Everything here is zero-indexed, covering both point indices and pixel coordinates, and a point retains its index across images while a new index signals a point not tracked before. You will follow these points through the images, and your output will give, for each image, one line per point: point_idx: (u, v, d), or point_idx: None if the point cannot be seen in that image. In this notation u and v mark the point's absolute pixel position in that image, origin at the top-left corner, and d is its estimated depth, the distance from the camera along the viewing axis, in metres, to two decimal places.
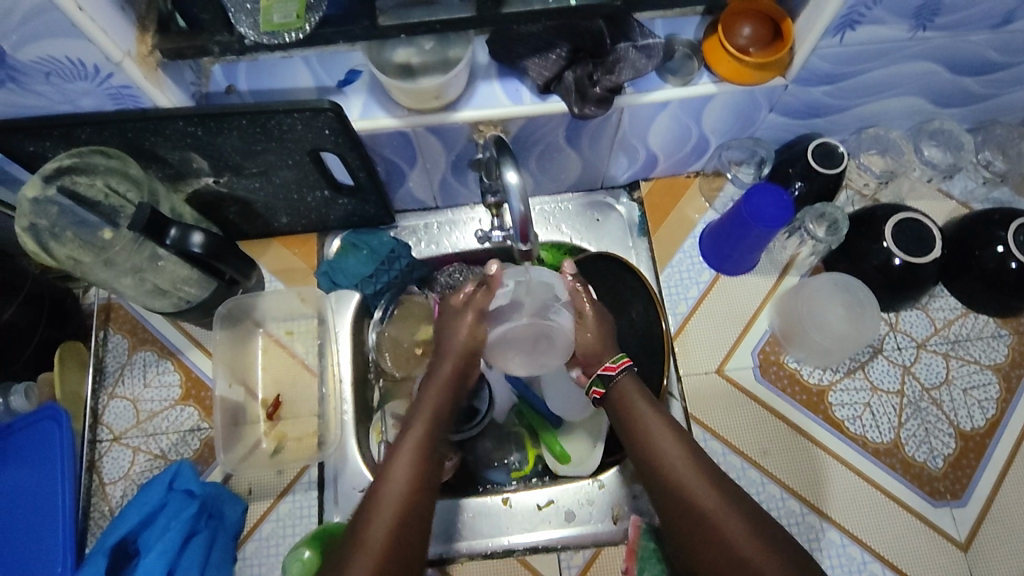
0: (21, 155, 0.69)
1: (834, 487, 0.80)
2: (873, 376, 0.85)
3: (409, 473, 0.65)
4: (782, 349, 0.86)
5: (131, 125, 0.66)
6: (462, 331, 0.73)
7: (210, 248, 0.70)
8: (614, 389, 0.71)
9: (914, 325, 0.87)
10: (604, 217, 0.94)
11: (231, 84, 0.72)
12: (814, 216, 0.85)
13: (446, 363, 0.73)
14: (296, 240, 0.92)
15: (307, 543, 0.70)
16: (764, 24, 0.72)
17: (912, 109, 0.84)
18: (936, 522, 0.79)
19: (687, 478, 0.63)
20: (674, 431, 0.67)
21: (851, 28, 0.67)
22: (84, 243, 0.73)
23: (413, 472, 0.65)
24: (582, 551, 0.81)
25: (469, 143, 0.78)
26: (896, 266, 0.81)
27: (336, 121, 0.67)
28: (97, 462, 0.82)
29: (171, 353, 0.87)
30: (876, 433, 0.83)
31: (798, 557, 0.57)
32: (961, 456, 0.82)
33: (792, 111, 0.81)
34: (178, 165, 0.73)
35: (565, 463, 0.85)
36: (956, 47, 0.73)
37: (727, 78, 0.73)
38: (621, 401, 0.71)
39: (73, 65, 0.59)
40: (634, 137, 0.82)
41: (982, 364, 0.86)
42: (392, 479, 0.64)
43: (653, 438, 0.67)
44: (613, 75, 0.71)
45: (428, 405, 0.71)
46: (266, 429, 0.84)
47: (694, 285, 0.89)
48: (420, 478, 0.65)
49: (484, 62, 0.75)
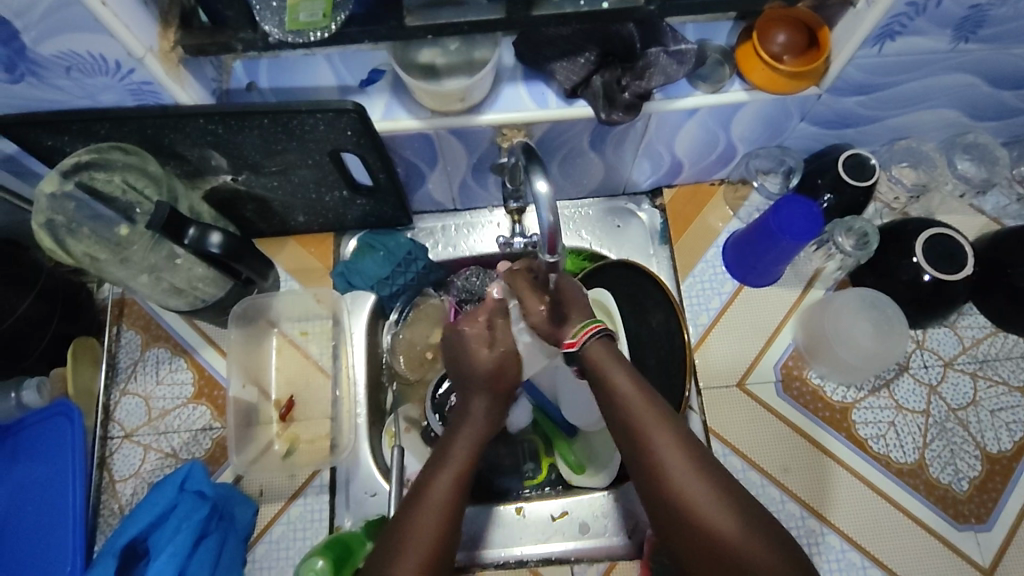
0: (39, 149, 0.68)
1: (856, 507, 0.79)
2: (898, 395, 0.83)
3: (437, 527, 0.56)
4: (805, 364, 0.84)
5: (152, 122, 0.64)
6: (498, 363, 0.65)
7: (228, 248, 0.69)
8: (585, 357, 0.63)
9: (942, 343, 0.85)
10: (625, 223, 0.92)
11: (253, 81, 0.71)
12: (843, 230, 0.83)
13: (478, 401, 0.65)
14: (312, 239, 0.91)
15: (319, 551, 0.68)
16: (800, 32, 0.69)
17: (947, 121, 0.82)
18: (959, 545, 0.77)
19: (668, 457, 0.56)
20: (664, 420, 0.58)
21: (891, 39, 0.65)
22: (100, 239, 0.71)
23: (440, 527, 0.57)
24: (596, 565, 0.80)
25: (492, 146, 0.76)
26: (925, 283, 0.79)
27: (359, 122, 0.66)
28: (108, 458, 0.82)
29: (184, 351, 0.86)
30: (900, 453, 0.81)
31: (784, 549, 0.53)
32: (986, 479, 0.80)
33: (823, 121, 0.79)
34: (196, 162, 0.72)
35: (580, 474, 0.83)
36: (998, 61, 0.71)
37: (760, 87, 0.71)
38: (593, 368, 0.62)
39: (94, 60, 0.58)
40: (660, 143, 0.80)
41: (1011, 385, 0.84)
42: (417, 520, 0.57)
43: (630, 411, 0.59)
44: (643, 81, 0.69)
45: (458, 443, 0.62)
46: (279, 430, 0.83)
47: (716, 296, 0.88)
48: (446, 527, 0.57)
49: (510, 65, 0.73)
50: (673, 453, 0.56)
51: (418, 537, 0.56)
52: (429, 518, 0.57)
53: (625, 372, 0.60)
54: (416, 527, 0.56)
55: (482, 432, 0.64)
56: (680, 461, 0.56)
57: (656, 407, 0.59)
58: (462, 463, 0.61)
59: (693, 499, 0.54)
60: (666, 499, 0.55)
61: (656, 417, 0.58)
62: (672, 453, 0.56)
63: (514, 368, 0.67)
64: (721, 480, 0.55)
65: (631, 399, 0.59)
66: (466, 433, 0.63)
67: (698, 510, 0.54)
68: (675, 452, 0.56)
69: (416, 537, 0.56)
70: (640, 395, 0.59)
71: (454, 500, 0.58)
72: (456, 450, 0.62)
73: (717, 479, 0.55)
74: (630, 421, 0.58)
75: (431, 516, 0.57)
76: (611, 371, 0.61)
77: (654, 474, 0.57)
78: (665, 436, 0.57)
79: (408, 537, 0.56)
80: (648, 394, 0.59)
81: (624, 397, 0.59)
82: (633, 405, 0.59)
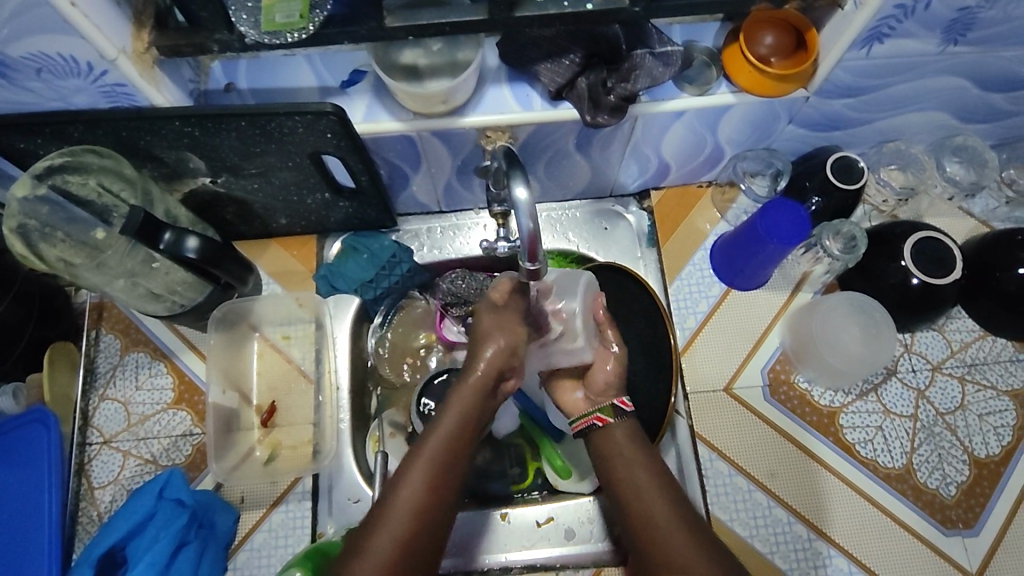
0: (12, 152, 0.66)
1: (843, 512, 0.78)
2: (886, 399, 0.83)
3: (418, 504, 0.56)
4: (792, 368, 0.84)
5: (126, 124, 0.63)
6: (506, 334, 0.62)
7: (205, 253, 0.68)
8: (603, 434, 0.65)
9: (930, 347, 0.85)
10: (612, 225, 0.91)
11: (231, 82, 0.69)
12: (831, 233, 0.82)
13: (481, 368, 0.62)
14: (295, 242, 0.90)
15: (297, 563, 0.67)
16: (788, 35, 0.69)
17: (936, 124, 0.81)
18: (947, 551, 0.77)
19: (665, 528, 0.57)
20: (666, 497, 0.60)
21: (879, 41, 0.65)
22: (76, 243, 0.69)
23: (427, 498, 0.57)
24: (582, 572, 0.78)
25: (476, 148, 0.75)
26: (914, 286, 0.79)
27: (338, 125, 0.65)
28: (86, 465, 0.80)
29: (164, 355, 0.85)
30: (887, 457, 0.80)
31: None
32: (974, 484, 0.80)
33: (812, 123, 0.78)
34: (173, 165, 0.70)
35: (566, 478, 0.82)
36: (987, 63, 0.70)
37: (747, 89, 0.70)
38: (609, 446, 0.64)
39: (65, 62, 0.56)
40: (646, 145, 0.79)
41: (999, 389, 0.83)
42: (404, 492, 0.57)
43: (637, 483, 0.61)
44: (629, 83, 0.68)
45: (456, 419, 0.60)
46: (260, 436, 0.82)
47: (703, 299, 0.87)
48: (431, 504, 0.57)
49: (494, 66, 0.72)
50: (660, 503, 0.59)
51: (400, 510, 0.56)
52: (410, 494, 0.56)
53: (628, 430, 0.65)
54: (396, 507, 0.56)
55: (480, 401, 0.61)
56: (665, 514, 0.58)
57: (652, 462, 0.63)
58: (451, 438, 0.60)
59: (673, 546, 0.56)
60: (647, 544, 0.57)
61: (647, 471, 0.62)
62: (659, 502, 0.59)
63: (519, 336, 0.63)
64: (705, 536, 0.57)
65: (627, 451, 0.63)
66: (460, 399, 0.61)
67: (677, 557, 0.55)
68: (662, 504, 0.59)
69: (391, 516, 0.56)
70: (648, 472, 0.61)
71: (438, 480, 0.58)
72: (449, 419, 0.60)
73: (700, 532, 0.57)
74: (622, 471, 0.62)
75: (413, 496, 0.57)
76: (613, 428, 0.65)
77: (638, 522, 0.59)
78: (658, 498, 0.60)
79: (388, 512, 0.56)
80: (648, 452, 0.63)
81: (620, 450, 0.64)
82: (640, 478, 0.61)
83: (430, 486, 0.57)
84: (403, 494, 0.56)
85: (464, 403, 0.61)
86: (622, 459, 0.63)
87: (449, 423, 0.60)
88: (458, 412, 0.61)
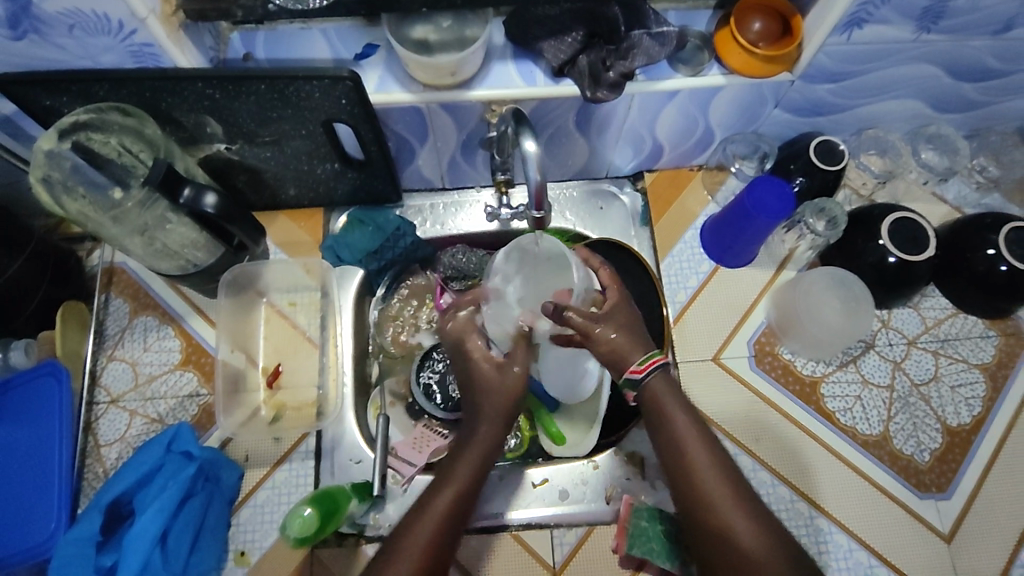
0: (37, 109, 0.69)
1: (824, 476, 0.82)
2: (865, 370, 0.87)
3: (434, 533, 0.61)
4: (777, 341, 0.88)
5: (150, 84, 0.66)
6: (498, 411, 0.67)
7: (222, 209, 0.70)
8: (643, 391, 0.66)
9: (906, 323, 0.89)
10: (608, 205, 0.96)
11: (249, 52, 0.73)
12: (813, 211, 0.88)
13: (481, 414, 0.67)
14: (302, 214, 0.93)
15: (308, 500, 0.70)
16: (775, 20, 0.74)
17: (911, 112, 0.87)
18: (921, 513, 0.81)
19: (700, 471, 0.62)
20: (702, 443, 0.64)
21: (858, 27, 0.70)
22: (96, 203, 0.72)
23: (447, 515, 0.62)
24: (575, 530, 0.81)
25: (481, 122, 0.79)
26: (890, 264, 0.83)
27: (354, 90, 0.68)
28: (94, 423, 0.82)
29: (172, 320, 0.87)
30: (866, 425, 0.85)
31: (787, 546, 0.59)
32: (946, 451, 0.84)
33: (796, 108, 0.84)
34: (192, 129, 0.74)
35: (559, 445, 0.87)
36: (958, 52, 0.76)
37: (738, 71, 0.75)
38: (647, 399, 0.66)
39: (98, 19, 0.60)
40: (641, 127, 0.84)
41: (970, 363, 0.88)
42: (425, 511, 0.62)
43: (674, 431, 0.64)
44: (627, 60, 0.73)
45: (468, 455, 0.66)
46: (266, 397, 0.85)
47: (693, 275, 0.91)
48: (453, 521, 0.62)
49: (500, 44, 0.76)
50: (719, 487, 0.61)
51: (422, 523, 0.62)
52: (426, 529, 0.61)
53: (678, 403, 0.65)
54: (416, 530, 0.61)
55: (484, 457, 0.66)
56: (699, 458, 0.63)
57: (708, 445, 0.64)
58: (464, 482, 0.64)
59: (730, 524, 0.60)
60: (708, 525, 0.61)
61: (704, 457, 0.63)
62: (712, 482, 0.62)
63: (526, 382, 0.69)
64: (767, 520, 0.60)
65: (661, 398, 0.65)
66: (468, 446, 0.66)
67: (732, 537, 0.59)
68: (722, 492, 0.61)
69: (411, 545, 0.60)
70: (684, 419, 0.64)
71: (451, 523, 0.62)
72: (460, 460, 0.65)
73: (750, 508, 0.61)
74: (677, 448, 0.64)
75: (431, 524, 0.61)
76: (669, 406, 0.65)
77: (696, 501, 0.62)
78: (694, 441, 0.63)
79: (403, 542, 0.61)
80: (708, 437, 0.64)
81: (676, 431, 0.64)
82: (675, 426, 0.64)
83: (441, 532, 0.61)
84: (426, 513, 0.62)
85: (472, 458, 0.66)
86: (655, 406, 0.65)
87: (460, 474, 0.65)
88: (469, 464, 0.65)
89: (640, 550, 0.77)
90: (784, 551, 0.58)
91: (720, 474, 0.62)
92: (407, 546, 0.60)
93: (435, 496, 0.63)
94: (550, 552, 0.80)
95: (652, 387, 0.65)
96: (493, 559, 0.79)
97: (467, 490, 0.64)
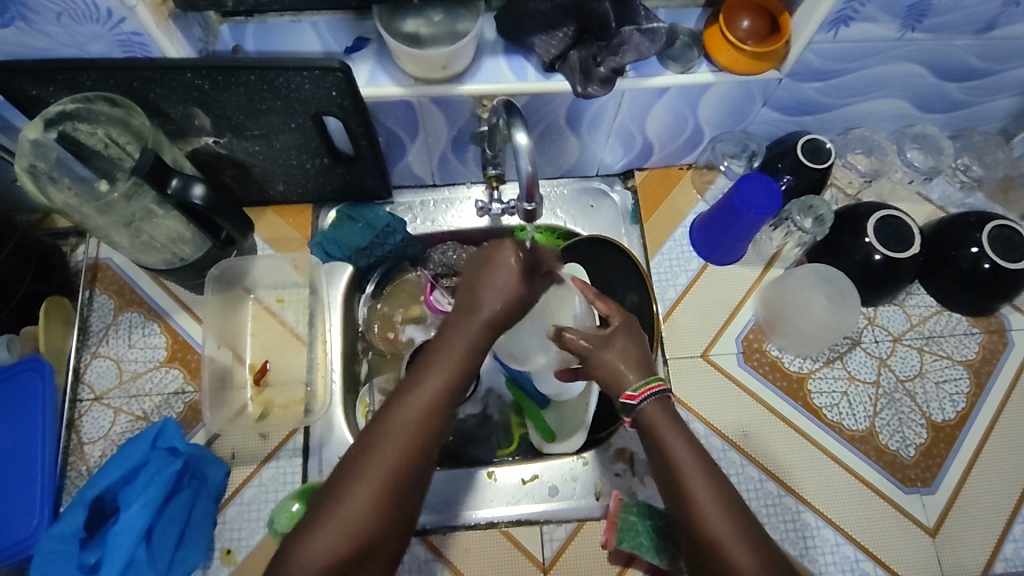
0: (23, 99, 0.68)
1: (812, 470, 0.83)
2: (851, 367, 0.88)
3: (429, 410, 0.61)
4: (764, 338, 0.89)
5: (138, 74, 0.65)
6: (512, 294, 0.64)
7: (210, 201, 0.71)
8: (639, 417, 0.64)
9: (891, 320, 0.90)
10: (598, 203, 0.96)
11: (238, 44, 0.73)
12: (801, 209, 0.89)
13: (488, 305, 0.64)
14: (291, 210, 0.92)
15: (295, 496, 0.74)
16: (763, 17, 0.75)
17: (897, 111, 0.88)
18: (907, 507, 0.82)
19: (703, 502, 0.59)
20: (706, 474, 0.61)
21: (845, 25, 0.71)
22: (81, 194, 0.71)
23: (432, 408, 0.61)
24: (565, 525, 0.80)
25: (472, 118, 0.79)
26: (877, 262, 0.84)
27: (344, 82, 0.68)
28: (77, 420, 0.81)
29: (158, 316, 0.86)
30: (852, 421, 0.85)
31: None
32: (932, 446, 0.85)
33: (784, 107, 0.84)
34: (180, 121, 0.73)
35: (552, 442, 0.87)
36: (943, 51, 0.77)
37: (727, 68, 0.75)
38: (647, 427, 0.64)
39: (86, 7, 0.59)
40: (631, 124, 0.84)
41: (955, 359, 0.89)
42: (411, 403, 0.61)
43: (676, 461, 0.61)
44: (617, 56, 0.73)
45: (460, 345, 0.63)
46: (253, 394, 0.84)
47: (683, 273, 0.92)
48: (438, 418, 0.61)
49: (491, 39, 0.76)
50: (722, 521, 0.58)
51: (404, 414, 0.60)
52: (416, 407, 0.61)
53: (681, 431, 0.63)
54: (395, 424, 0.60)
55: (486, 332, 0.65)
56: (703, 490, 0.60)
57: (710, 476, 0.61)
58: (452, 374, 0.62)
59: (733, 559, 0.57)
60: (711, 560, 0.58)
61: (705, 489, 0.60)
62: (716, 515, 0.59)
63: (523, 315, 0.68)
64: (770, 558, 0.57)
65: (662, 427, 0.63)
66: (466, 336, 0.64)
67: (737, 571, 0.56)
68: (726, 525, 0.58)
69: (397, 427, 0.60)
70: (685, 449, 0.62)
71: (439, 407, 0.61)
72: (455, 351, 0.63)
73: (756, 542, 0.58)
74: (679, 477, 0.61)
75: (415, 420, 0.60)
76: (669, 434, 0.63)
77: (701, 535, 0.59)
78: (696, 472, 0.61)
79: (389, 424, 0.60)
80: (712, 468, 0.61)
81: (678, 463, 0.61)
82: (677, 455, 0.62)
83: (428, 416, 0.60)
84: (410, 408, 0.60)
85: (466, 338, 0.64)
86: (656, 434, 0.63)
87: (452, 354, 0.63)
88: (464, 340, 0.64)
89: (630, 544, 0.76)
90: None
91: (724, 507, 0.59)
92: (386, 441, 0.59)
93: (425, 380, 0.62)
94: (539, 547, 0.79)
95: (651, 413, 0.64)
96: (482, 555, 0.79)
97: (455, 380, 0.63)
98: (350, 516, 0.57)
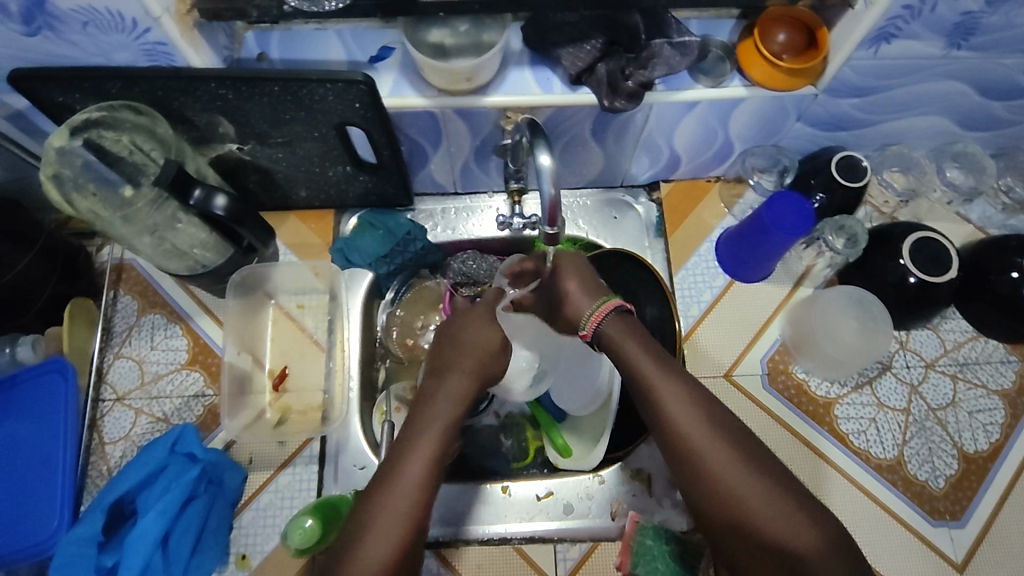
0: (50, 105, 0.69)
1: (836, 498, 0.80)
2: (880, 393, 0.85)
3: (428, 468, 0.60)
4: (791, 359, 0.86)
5: (163, 83, 0.65)
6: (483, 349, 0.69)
7: (232, 212, 0.71)
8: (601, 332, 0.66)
9: (924, 345, 0.87)
10: (622, 215, 0.94)
11: (263, 52, 0.72)
12: (833, 228, 0.86)
13: (466, 368, 0.67)
14: (313, 215, 0.92)
15: (308, 512, 0.71)
16: (800, 32, 0.72)
17: (937, 129, 0.85)
18: (934, 541, 0.79)
19: (678, 409, 0.61)
20: (675, 378, 0.62)
21: (887, 42, 0.68)
22: (105, 199, 0.72)
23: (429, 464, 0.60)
24: (579, 544, 0.80)
25: (496, 129, 0.78)
26: (912, 284, 0.81)
27: (367, 95, 0.67)
28: (99, 420, 0.82)
29: (180, 319, 0.87)
30: (879, 448, 0.83)
31: (777, 473, 0.59)
32: (962, 478, 0.82)
33: (819, 122, 0.82)
34: (204, 128, 0.73)
35: (567, 457, 0.84)
36: (989, 69, 0.73)
37: (760, 83, 0.73)
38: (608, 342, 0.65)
39: (112, 17, 0.59)
40: (659, 136, 0.82)
41: (990, 389, 0.86)
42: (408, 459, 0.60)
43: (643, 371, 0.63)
44: (647, 70, 0.71)
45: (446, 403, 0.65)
46: (272, 399, 0.84)
47: (707, 290, 0.89)
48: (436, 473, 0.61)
49: (518, 49, 0.75)
50: (700, 425, 0.60)
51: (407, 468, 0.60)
52: (417, 468, 0.60)
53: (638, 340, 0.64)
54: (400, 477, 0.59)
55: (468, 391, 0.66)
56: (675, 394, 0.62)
57: (685, 394, 0.62)
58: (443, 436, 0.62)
59: (714, 460, 0.59)
60: (690, 461, 0.60)
61: (745, 476, 0.58)
62: (690, 419, 0.60)
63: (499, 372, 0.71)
64: (779, 488, 0.58)
65: (620, 338, 0.65)
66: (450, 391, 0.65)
67: (720, 471, 0.58)
68: (704, 428, 0.60)
69: (401, 480, 0.59)
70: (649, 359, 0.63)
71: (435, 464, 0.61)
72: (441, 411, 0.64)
73: (736, 442, 0.60)
74: (645, 381, 0.62)
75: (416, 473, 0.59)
76: (629, 346, 0.64)
77: (680, 444, 0.60)
78: (667, 380, 0.62)
79: (398, 476, 0.59)
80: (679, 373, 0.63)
81: (647, 374, 0.62)
82: (641, 364, 0.63)
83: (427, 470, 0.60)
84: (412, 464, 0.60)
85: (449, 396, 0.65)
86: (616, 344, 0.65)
87: (442, 412, 0.64)
88: (449, 400, 0.65)
89: (645, 569, 0.75)
90: (779, 487, 0.58)
91: (696, 409, 0.61)
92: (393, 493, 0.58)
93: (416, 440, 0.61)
94: (554, 567, 0.79)
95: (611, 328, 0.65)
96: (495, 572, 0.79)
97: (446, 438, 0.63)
98: (378, 557, 0.55)
